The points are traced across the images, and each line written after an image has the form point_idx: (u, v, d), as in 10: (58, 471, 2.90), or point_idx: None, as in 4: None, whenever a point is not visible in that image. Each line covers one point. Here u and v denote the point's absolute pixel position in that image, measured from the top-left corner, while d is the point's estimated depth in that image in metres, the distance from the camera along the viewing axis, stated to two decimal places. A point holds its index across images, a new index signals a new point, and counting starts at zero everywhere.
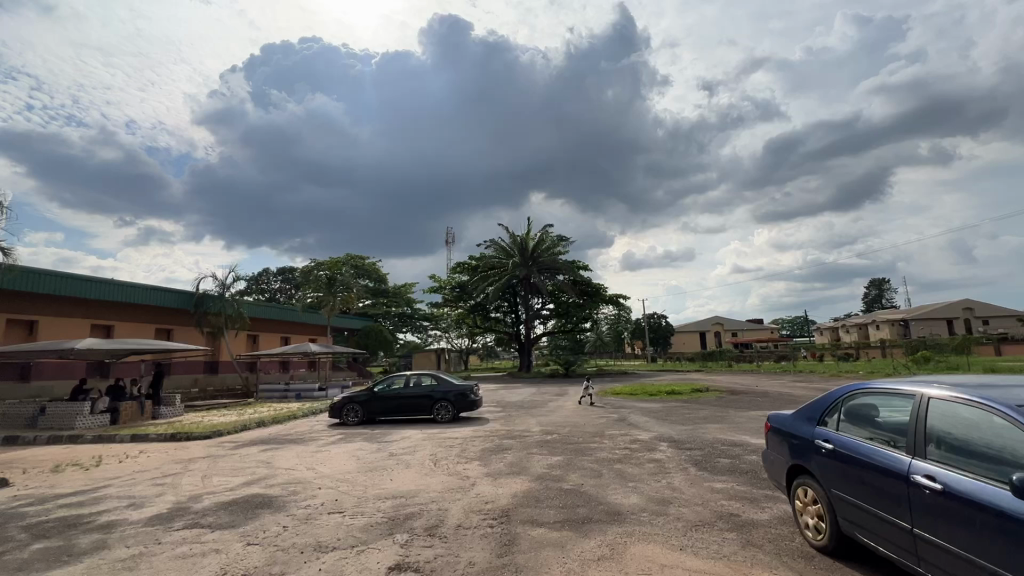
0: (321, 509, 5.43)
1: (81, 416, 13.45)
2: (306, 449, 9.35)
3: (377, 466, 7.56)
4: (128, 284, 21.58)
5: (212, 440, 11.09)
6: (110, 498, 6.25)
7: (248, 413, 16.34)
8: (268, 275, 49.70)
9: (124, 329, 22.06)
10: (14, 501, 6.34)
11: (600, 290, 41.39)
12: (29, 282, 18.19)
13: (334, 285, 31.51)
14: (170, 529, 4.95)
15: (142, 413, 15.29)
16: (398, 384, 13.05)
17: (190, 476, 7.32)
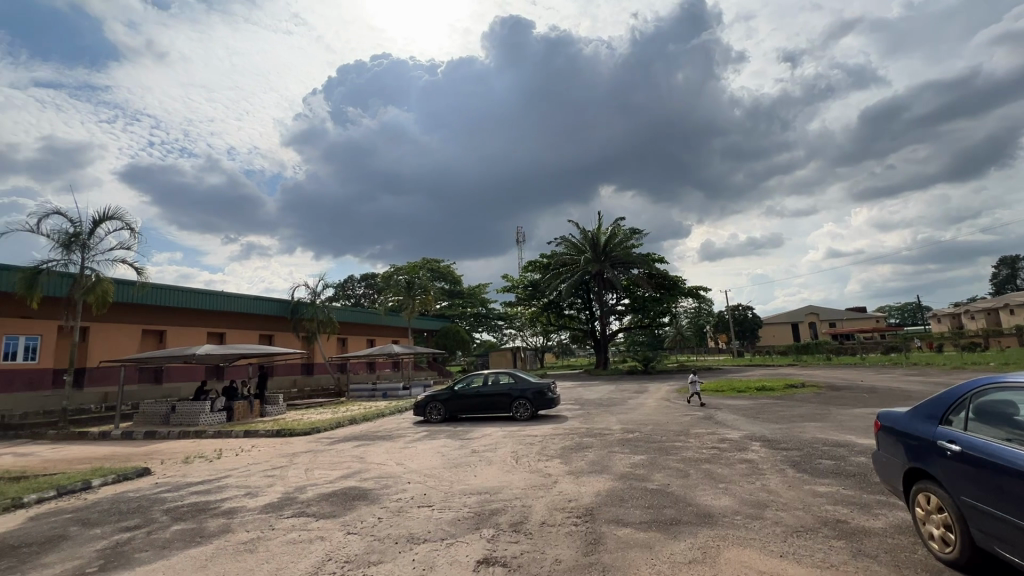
0: (411, 503, 5.70)
1: (203, 414, 15.19)
2: (395, 445, 9.88)
3: (461, 462, 7.81)
4: (236, 296, 24.06)
5: (311, 436, 12.04)
6: (230, 487, 7.00)
7: (343, 410, 17.54)
8: (353, 282, 53.15)
9: (234, 336, 24.59)
10: (156, 487, 7.31)
11: (679, 283, 39.70)
12: (157, 297, 20.78)
13: (413, 288, 32.84)
14: (281, 517, 5.46)
15: (252, 411, 16.93)
16: (477, 383, 13.41)
17: (296, 469, 8.01)
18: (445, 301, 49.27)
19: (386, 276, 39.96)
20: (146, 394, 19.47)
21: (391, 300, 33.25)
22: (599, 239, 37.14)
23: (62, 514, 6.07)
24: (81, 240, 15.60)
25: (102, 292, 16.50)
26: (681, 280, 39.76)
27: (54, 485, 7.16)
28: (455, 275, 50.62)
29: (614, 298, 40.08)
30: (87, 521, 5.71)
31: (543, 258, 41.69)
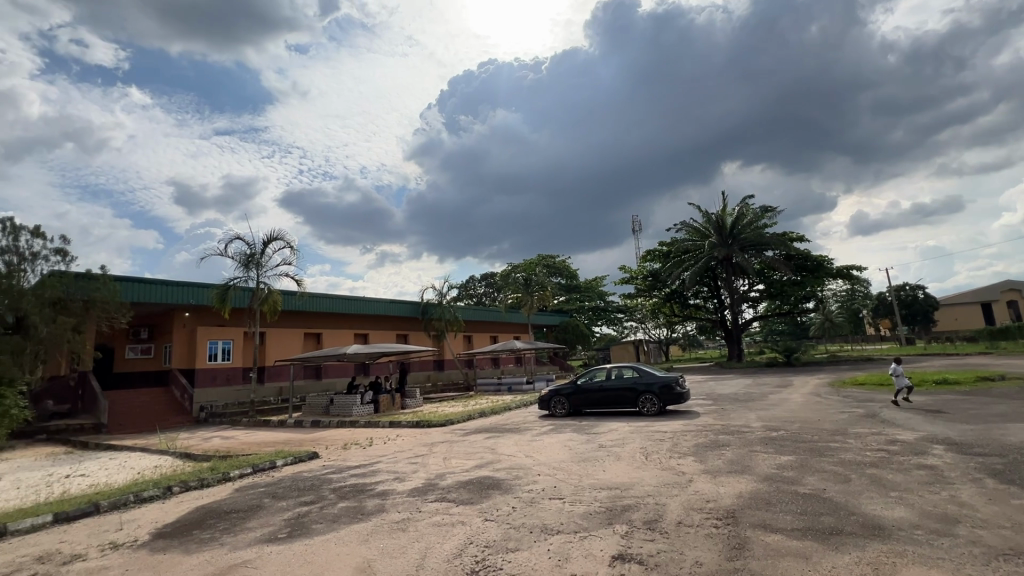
0: (542, 494, 5.84)
1: (355, 405, 17.20)
2: (523, 438, 10.19)
3: (589, 457, 7.79)
4: (375, 300, 26.76)
5: (447, 428, 12.94)
6: (381, 472, 7.82)
7: (473, 404, 18.56)
8: (474, 282, 55.97)
9: (375, 336, 27.41)
10: (324, 469, 8.47)
11: (824, 263, 35.22)
12: (313, 304, 23.96)
13: (531, 285, 33.49)
14: (426, 501, 5.96)
15: (394, 404, 18.73)
16: (601, 377, 13.29)
17: (436, 457, 8.70)
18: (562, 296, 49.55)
19: (503, 274, 41.29)
20: (310, 387, 22.64)
21: (510, 298, 34.31)
22: (725, 221, 34.42)
23: (257, 488, 7.31)
24: (255, 259, 18.61)
25: (273, 301, 19.50)
26: (826, 260, 35.28)
27: (250, 463, 8.66)
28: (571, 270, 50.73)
29: (745, 284, 36.85)
30: (275, 494, 6.82)
31: (663, 246, 39.79)
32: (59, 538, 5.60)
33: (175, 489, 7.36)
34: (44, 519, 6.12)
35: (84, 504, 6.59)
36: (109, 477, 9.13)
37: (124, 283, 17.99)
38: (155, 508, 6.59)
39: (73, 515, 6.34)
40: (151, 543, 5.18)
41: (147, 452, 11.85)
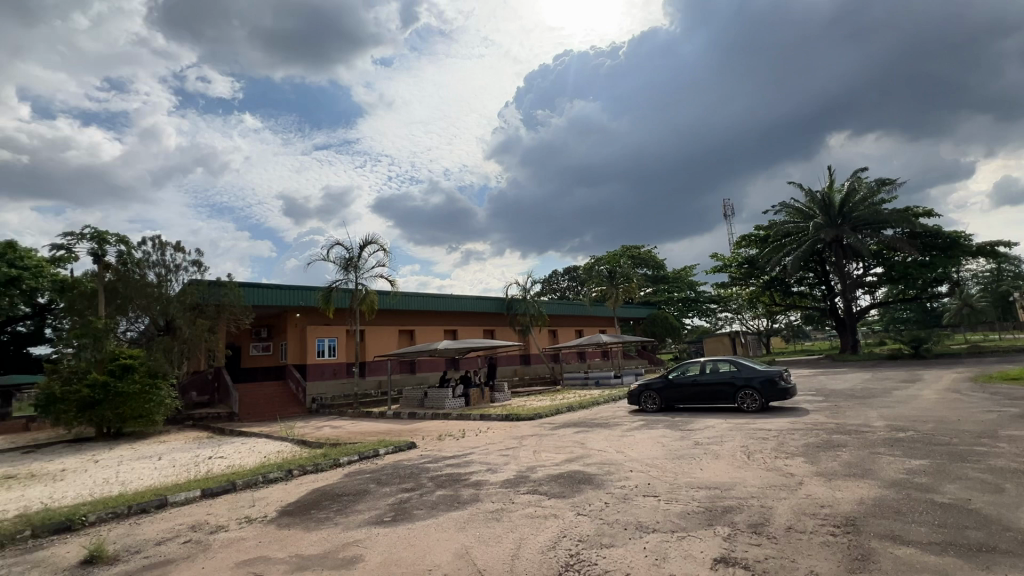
0: (636, 491, 5.70)
1: (448, 398, 17.98)
2: (613, 433, 10.03)
3: (684, 454, 7.48)
4: (463, 297, 27.73)
5: (535, 421, 13.08)
6: (474, 462, 8.11)
7: (560, 398, 18.58)
8: (557, 276, 55.92)
9: (464, 331, 28.41)
10: (422, 458, 8.95)
11: (960, 240, 30.67)
12: (406, 303, 25.37)
13: (615, 277, 32.76)
14: (518, 492, 6.07)
15: (484, 397, 19.30)
16: (694, 371, 12.69)
17: (526, 450, 8.83)
18: (649, 287, 47.90)
19: (586, 268, 40.84)
20: (406, 381, 24.06)
21: (594, 291, 33.86)
22: (833, 199, 31.21)
23: (363, 474, 7.91)
24: (353, 262, 20.06)
25: (371, 301, 20.90)
26: (963, 236, 30.67)
27: (357, 450, 9.40)
28: (657, 261, 48.94)
29: (859, 268, 33.19)
30: (379, 481, 7.34)
31: (760, 231, 36.98)
32: (207, 510, 6.48)
33: (295, 472, 8.19)
34: (194, 493, 7.11)
35: (224, 482, 7.56)
36: (242, 459, 10.38)
37: (247, 288, 20.29)
38: (280, 489, 7.38)
39: (215, 491, 7.30)
40: (277, 519, 5.81)
41: (271, 438, 13.31)
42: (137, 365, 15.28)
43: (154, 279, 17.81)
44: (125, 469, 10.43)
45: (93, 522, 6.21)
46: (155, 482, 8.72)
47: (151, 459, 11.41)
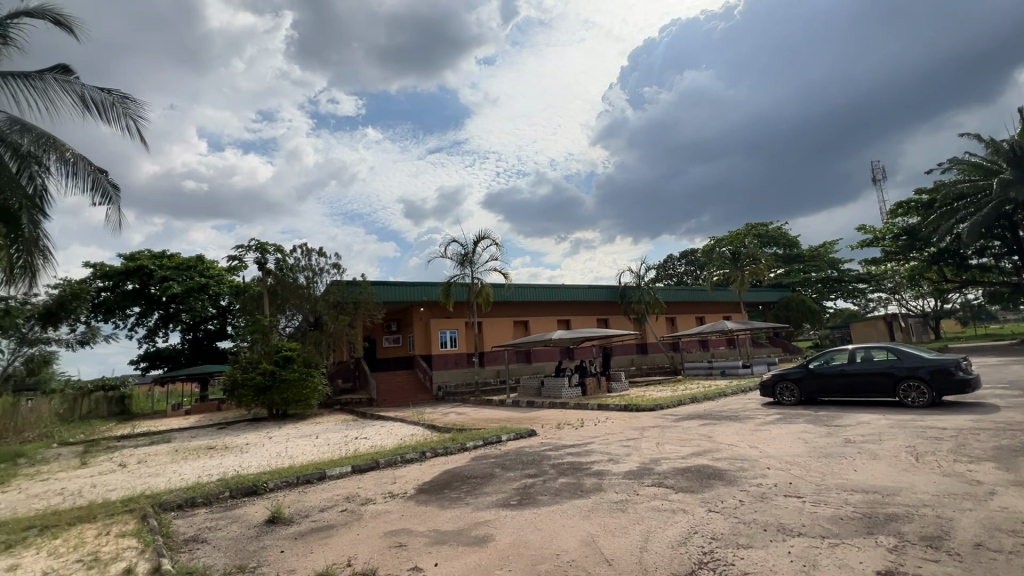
0: (776, 490, 5.24)
1: (564, 388, 18.12)
2: (745, 427, 9.31)
3: (832, 453, 6.68)
4: (575, 287, 27.70)
5: (657, 412, 12.63)
6: (595, 452, 8.08)
7: (682, 389, 17.70)
8: (673, 260, 53.14)
9: (577, 321, 28.36)
10: (543, 446, 9.16)
11: None
12: (520, 295, 26.01)
13: (740, 259, 30.19)
14: (642, 484, 5.94)
15: (601, 387, 19.10)
16: (840, 360, 11.27)
17: (649, 442, 8.58)
18: (781, 268, 43.41)
19: (706, 250, 38.21)
20: (523, 371, 24.77)
21: (716, 275, 31.59)
22: None
23: (488, 459, 8.31)
24: (469, 257, 21.07)
25: (486, 294, 21.79)
26: None
27: (482, 436, 9.91)
28: (790, 237, 44.12)
29: None
30: (504, 465, 7.67)
31: (923, 195, 31.40)
32: (358, 484, 7.33)
33: (428, 454, 8.90)
34: (346, 468, 8.08)
35: (370, 460, 8.47)
36: (383, 441, 11.54)
37: (378, 286, 22.40)
38: (416, 469, 8.07)
39: (363, 468, 8.21)
40: (415, 496, 6.37)
41: (406, 422, 14.57)
42: (295, 356, 17.71)
43: (304, 281, 20.43)
44: (292, 445, 12.18)
45: (272, 488, 7.38)
46: (315, 457, 10.08)
47: (310, 437, 13.18)
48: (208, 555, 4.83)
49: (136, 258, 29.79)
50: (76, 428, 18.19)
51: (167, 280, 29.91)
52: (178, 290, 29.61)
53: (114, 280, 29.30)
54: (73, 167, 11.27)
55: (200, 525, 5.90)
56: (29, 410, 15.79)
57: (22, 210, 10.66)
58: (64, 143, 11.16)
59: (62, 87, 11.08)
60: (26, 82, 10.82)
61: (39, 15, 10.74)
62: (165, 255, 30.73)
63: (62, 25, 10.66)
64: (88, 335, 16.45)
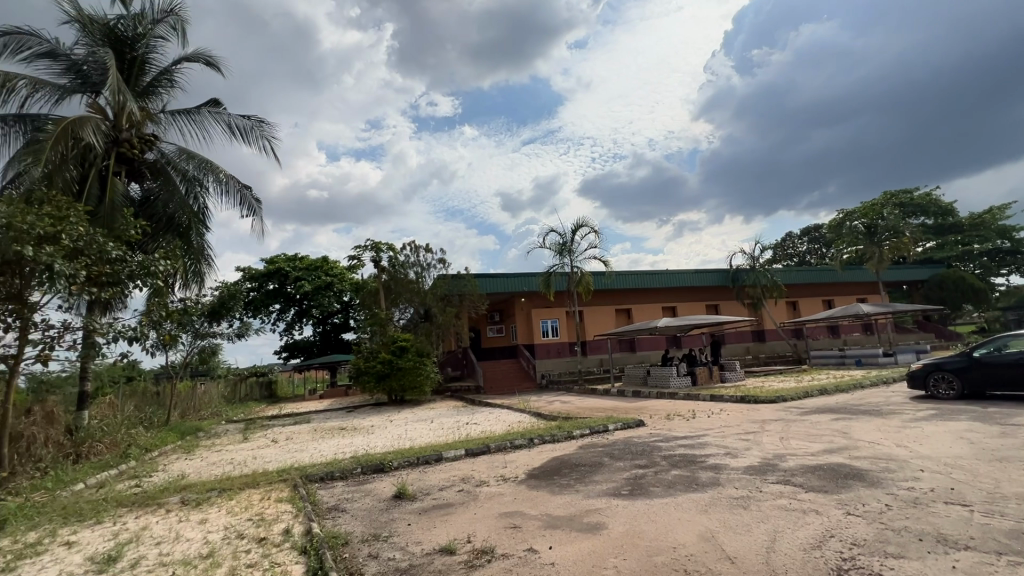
0: (933, 496, 4.57)
1: (673, 377, 17.39)
2: (890, 423, 8.21)
3: (1007, 457, 5.65)
4: (681, 272, 26.38)
5: (779, 405, 11.63)
6: (710, 445, 7.68)
7: (808, 380, 16.08)
8: (793, 238, 48.19)
9: (684, 307, 27.01)
10: (653, 436, 8.92)
11: None
12: (621, 282, 25.43)
13: (876, 233, 26.53)
14: (765, 481, 5.53)
15: (713, 376, 18.03)
16: (1016, 348, 9.47)
17: (771, 437, 7.94)
18: (931, 240, 37.31)
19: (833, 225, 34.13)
20: (627, 360, 24.24)
21: (846, 252, 28.18)
22: None
23: (596, 448, 8.29)
24: (567, 246, 21.00)
25: (586, 283, 21.55)
26: None
27: (588, 425, 9.90)
28: (943, 205, 37.70)
29: None
30: (613, 455, 7.59)
31: None
32: (471, 466, 7.76)
33: (536, 440, 9.11)
34: (460, 451, 8.56)
35: (481, 444, 8.89)
36: (492, 426, 12.03)
37: (481, 278, 23.26)
38: (525, 454, 8.31)
39: (475, 451, 8.63)
40: (526, 481, 6.57)
41: (512, 410, 15.03)
42: (409, 346, 19.07)
43: (414, 276, 21.83)
44: (410, 428, 13.17)
45: (397, 466, 8.08)
46: (432, 440, 10.83)
47: (426, 421, 14.15)
48: (347, 523, 5.43)
49: (275, 261, 34.02)
50: (238, 408, 21.44)
51: (300, 280, 33.80)
52: (309, 288, 33.33)
53: (259, 281, 33.77)
54: (226, 186, 13.17)
55: (340, 495, 6.67)
56: (203, 393, 18.90)
57: (191, 227, 12.77)
58: (218, 165, 13.05)
59: (214, 118, 12.96)
60: (188, 117, 12.85)
61: (194, 59, 12.66)
62: (297, 257, 34.70)
63: (212, 64, 12.47)
64: (243, 329, 19.21)
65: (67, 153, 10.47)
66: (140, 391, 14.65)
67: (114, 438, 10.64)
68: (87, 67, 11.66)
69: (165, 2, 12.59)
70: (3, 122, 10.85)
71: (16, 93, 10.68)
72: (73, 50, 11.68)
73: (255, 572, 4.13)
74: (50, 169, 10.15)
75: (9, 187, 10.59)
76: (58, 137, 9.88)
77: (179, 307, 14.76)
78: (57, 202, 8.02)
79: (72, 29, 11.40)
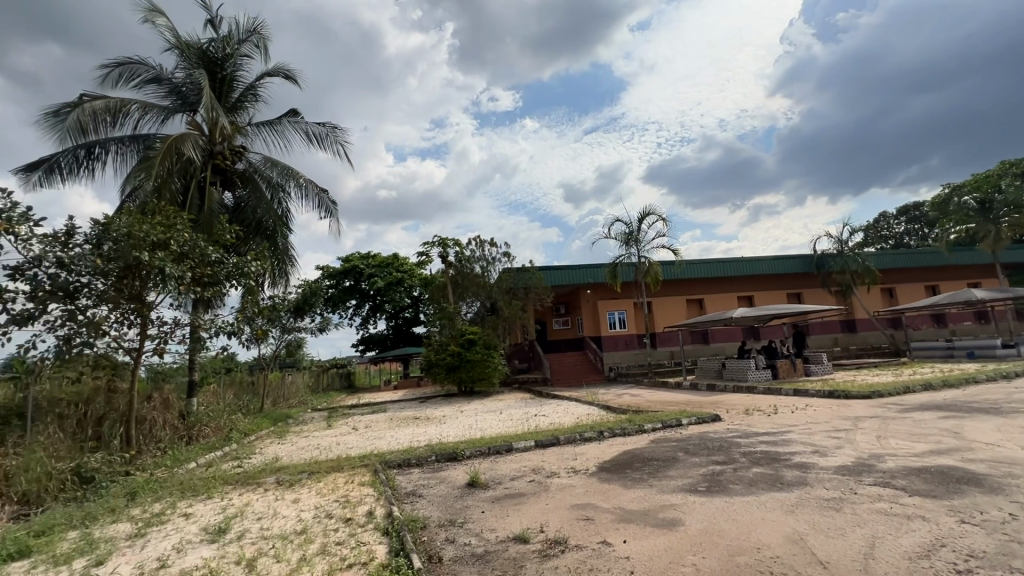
0: None
1: (751, 370, 16.43)
2: (1013, 422, 7.26)
3: None
4: (757, 259, 24.87)
5: (874, 400, 10.66)
6: (796, 442, 7.20)
7: (909, 374, 14.58)
8: (888, 219, 43.78)
9: (762, 297, 25.47)
10: (730, 432, 8.51)
11: None
12: (692, 272, 24.41)
13: (991, 209, 23.48)
14: (861, 482, 5.11)
15: (796, 370, 16.86)
16: None
17: (867, 435, 7.29)
18: None
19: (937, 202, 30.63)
20: (700, 352, 23.29)
21: (953, 232, 25.25)
22: None
23: (669, 442, 8.04)
24: (634, 236, 20.44)
25: (655, 273, 20.87)
26: None
27: (660, 419, 9.62)
28: None
29: None
30: (688, 450, 7.33)
31: None
32: (541, 457, 7.81)
33: (606, 433, 8.99)
34: (530, 443, 8.65)
35: (551, 436, 8.92)
36: (560, 419, 12.02)
37: (546, 271, 23.25)
38: (595, 447, 8.24)
39: (545, 443, 8.68)
40: (597, 473, 6.52)
41: (580, 402, 14.95)
42: (477, 339, 19.48)
43: (480, 270, 22.23)
44: (480, 419, 13.50)
45: (470, 455, 8.31)
46: (501, 430, 11.02)
47: (495, 412, 14.43)
48: (425, 508, 5.68)
49: (350, 260, 36.05)
50: (322, 397, 23.04)
51: (373, 277, 35.56)
52: (381, 284, 34.98)
53: (337, 278, 35.94)
54: (306, 190, 14.09)
55: (418, 482, 6.97)
56: (291, 383, 20.49)
57: (276, 231, 13.80)
58: (298, 172, 13.97)
59: (294, 127, 13.88)
60: (271, 128, 13.86)
61: (274, 73, 13.61)
62: (370, 255, 36.50)
63: (290, 77, 13.35)
64: (324, 324, 20.55)
65: (172, 167, 11.66)
66: (238, 381, 16.14)
67: (218, 422, 11.84)
68: (185, 88, 12.89)
69: (248, 22, 13.62)
70: (121, 143, 12.27)
71: (130, 116, 12.03)
72: (174, 74, 12.95)
73: (343, 550, 4.43)
74: (159, 182, 11.39)
75: (127, 200, 12.00)
76: (164, 153, 11.04)
77: (269, 304, 16.04)
78: (165, 212, 8.94)
79: (172, 55, 12.64)
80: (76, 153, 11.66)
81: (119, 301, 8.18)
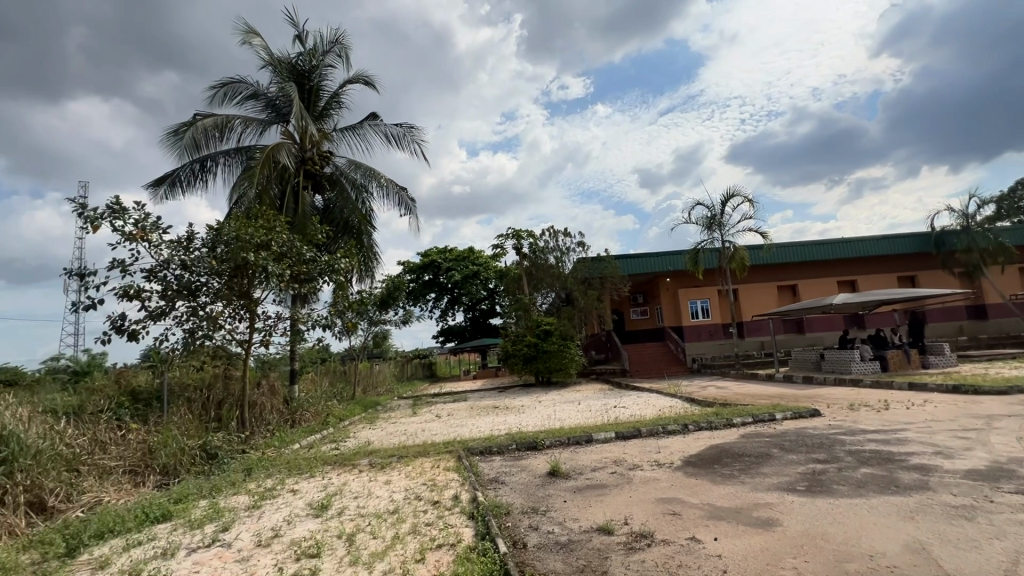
0: None
1: (855, 362, 14.92)
2: None
3: None
4: (861, 239, 22.52)
5: (1011, 397, 9.29)
6: (913, 442, 6.45)
7: None
8: None
9: (867, 281, 23.06)
10: (832, 428, 7.80)
11: None
12: (783, 256, 22.63)
13: None
14: (998, 489, 4.46)
15: (911, 361, 15.07)
16: None
17: (1004, 436, 6.36)
18: None
19: None
20: (793, 342, 21.63)
21: None
22: None
23: (762, 438, 7.54)
24: (716, 219, 19.31)
25: (741, 259, 19.60)
26: None
27: (751, 413, 9.05)
28: None
29: None
30: (783, 447, 6.82)
31: None
32: (623, 450, 7.66)
33: (690, 427, 8.63)
34: (610, 434, 8.52)
35: (632, 428, 8.72)
36: (641, 411, 11.72)
37: (622, 260, 22.67)
38: (680, 441, 7.93)
39: (626, 435, 8.50)
40: (683, 467, 6.27)
41: (661, 394, 14.49)
42: (553, 329, 19.49)
43: (554, 261, 22.16)
44: (558, 409, 13.54)
45: (549, 445, 8.36)
46: (580, 421, 10.98)
47: (573, 403, 14.39)
48: (507, 495, 5.80)
49: (429, 254, 37.56)
50: (406, 385, 24.32)
51: (451, 270, 36.79)
52: (458, 277, 36.12)
53: (417, 273, 37.60)
54: (387, 190, 14.81)
55: (500, 469, 7.14)
56: (379, 372, 21.81)
57: (361, 230, 14.65)
58: (380, 173, 14.71)
59: (374, 130, 14.60)
60: (354, 132, 14.69)
61: (356, 80, 14.38)
62: (448, 249, 37.80)
63: (370, 82, 14.04)
64: (407, 317, 21.59)
65: (270, 174, 12.75)
66: (333, 370, 17.46)
67: (317, 408, 12.89)
68: (279, 101, 13.99)
69: (331, 34, 14.49)
70: (228, 155, 13.58)
71: (234, 130, 13.29)
72: (269, 89, 14.09)
73: (432, 530, 4.65)
74: (260, 189, 12.51)
75: (235, 207, 13.30)
76: (263, 162, 12.09)
77: (357, 298, 17.13)
78: (266, 215, 9.74)
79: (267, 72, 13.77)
80: (193, 167, 13.11)
81: (230, 297, 9.11)
